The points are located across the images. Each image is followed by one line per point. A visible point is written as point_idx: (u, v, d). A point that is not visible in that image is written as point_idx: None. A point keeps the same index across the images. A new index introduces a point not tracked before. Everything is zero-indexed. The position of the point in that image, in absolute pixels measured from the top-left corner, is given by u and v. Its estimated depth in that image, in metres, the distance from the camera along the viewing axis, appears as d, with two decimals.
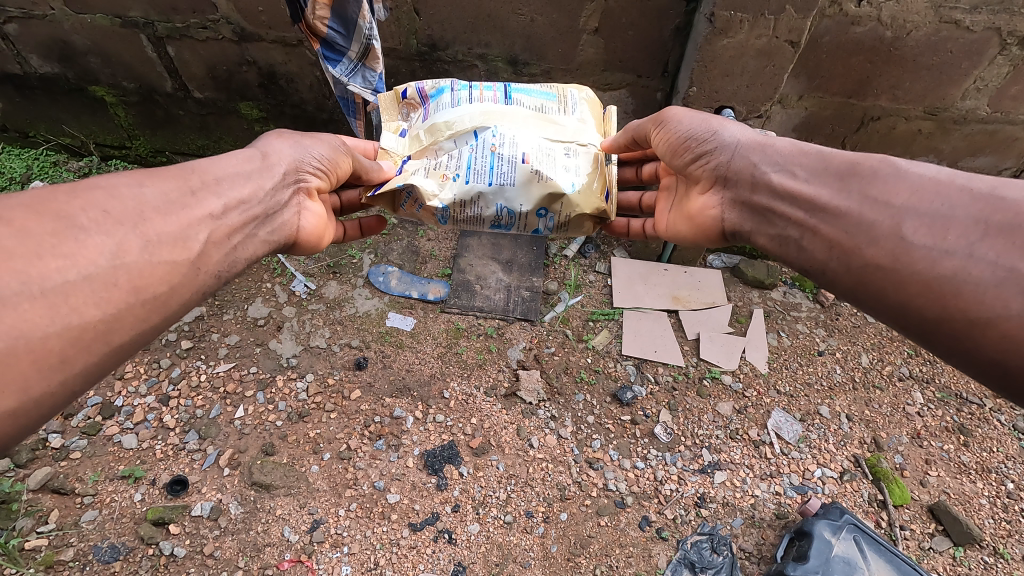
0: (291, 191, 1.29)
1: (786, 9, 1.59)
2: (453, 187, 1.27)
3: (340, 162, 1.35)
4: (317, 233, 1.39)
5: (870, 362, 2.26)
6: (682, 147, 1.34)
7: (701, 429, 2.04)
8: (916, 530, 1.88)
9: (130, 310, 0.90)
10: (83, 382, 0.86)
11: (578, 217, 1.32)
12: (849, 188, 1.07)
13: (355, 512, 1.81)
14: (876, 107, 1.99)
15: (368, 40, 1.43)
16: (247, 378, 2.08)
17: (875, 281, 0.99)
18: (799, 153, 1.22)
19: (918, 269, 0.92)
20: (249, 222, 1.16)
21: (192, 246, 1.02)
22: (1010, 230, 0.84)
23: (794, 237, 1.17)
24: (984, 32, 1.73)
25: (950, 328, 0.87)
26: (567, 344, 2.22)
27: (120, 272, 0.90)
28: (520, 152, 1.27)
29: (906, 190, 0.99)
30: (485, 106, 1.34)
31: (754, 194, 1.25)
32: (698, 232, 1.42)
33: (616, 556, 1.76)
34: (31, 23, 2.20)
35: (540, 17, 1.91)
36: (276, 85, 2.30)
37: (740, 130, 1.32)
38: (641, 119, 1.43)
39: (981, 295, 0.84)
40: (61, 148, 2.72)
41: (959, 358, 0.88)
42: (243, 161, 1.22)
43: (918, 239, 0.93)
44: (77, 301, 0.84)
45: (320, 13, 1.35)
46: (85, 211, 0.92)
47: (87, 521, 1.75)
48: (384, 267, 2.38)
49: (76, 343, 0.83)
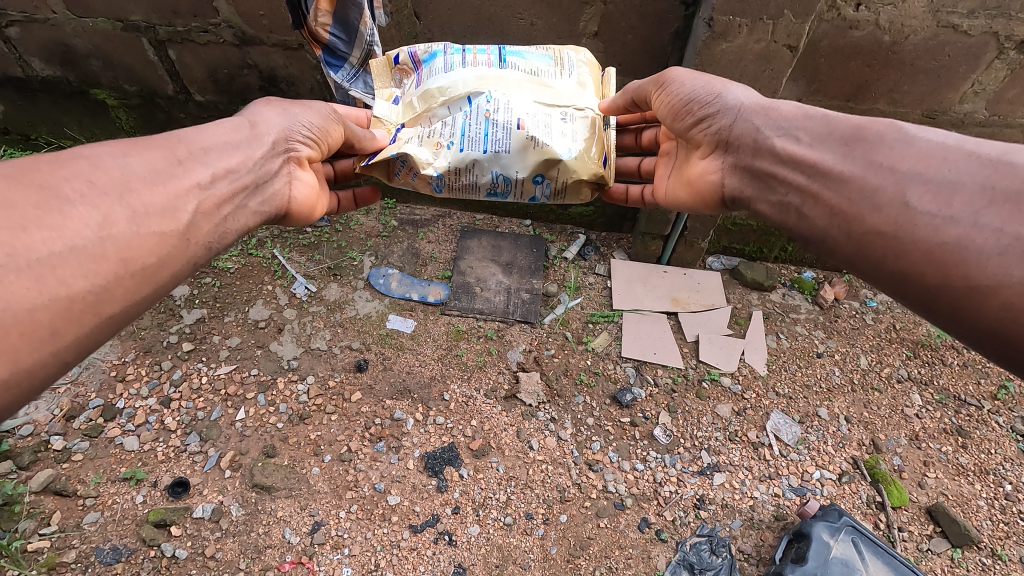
0: (282, 160, 1.30)
1: (784, 13, 1.60)
2: (448, 155, 1.29)
3: (331, 129, 1.37)
4: (309, 202, 1.41)
5: (868, 364, 2.27)
6: (685, 110, 1.36)
7: (701, 431, 2.05)
8: (914, 532, 1.88)
9: (119, 281, 0.91)
10: (75, 353, 0.86)
11: (576, 183, 1.34)
12: (853, 153, 1.08)
13: (356, 513, 1.82)
14: (875, 111, 1.99)
15: (369, 45, 1.45)
16: (248, 380, 2.08)
17: (875, 247, 1.00)
18: (803, 119, 1.22)
19: (920, 235, 0.92)
20: (239, 191, 1.17)
21: (180, 218, 1.03)
22: (1016, 197, 0.85)
23: (795, 203, 1.18)
24: (982, 36, 1.73)
25: (948, 295, 0.88)
26: (566, 347, 2.23)
27: (107, 243, 0.91)
28: (515, 118, 1.28)
29: (912, 156, 0.99)
30: (480, 70, 1.34)
31: (755, 159, 1.26)
32: (697, 198, 1.44)
33: (616, 558, 1.77)
34: (32, 27, 2.21)
35: (540, 21, 1.92)
36: (277, 89, 2.30)
37: (744, 94, 1.33)
38: (640, 80, 1.46)
39: (983, 261, 0.84)
40: (62, 151, 2.73)
41: (955, 324, 0.89)
42: (232, 130, 1.23)
43: (923, 206, 0.94)
44: (65, 273, 0.85)
45: (322, 19, 1.36)
46: (68, 181, 0.92)
47: (88, 523, 1.75)
48: (384, 270, 2.40)
49: (65, 314, 0.84)
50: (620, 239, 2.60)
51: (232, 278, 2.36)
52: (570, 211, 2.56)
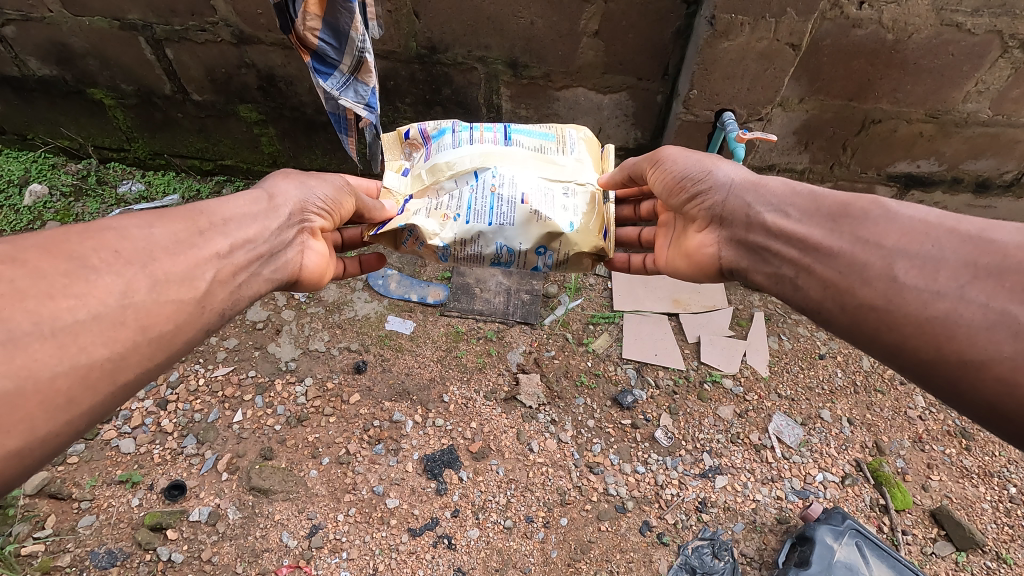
0: (295, 231, 1.28)
1: (787, 11, 1.58)
2: (453, 227, 1.26)
3: (344, 201, 1.35)
4: (320, 270, 1.37)
5: (871, 366, 2.25)
6: (678, 186, 1.35)
7: (702, 433, 2.03)
8: (918, 536, 1.87)
9: (136, 348, 0.90)
10: (88, 421, 0.85)
11: (577, 255, 1.30)
12: (840, 229, 1.08)
13: (354, 517, 1.80)
14: (878, 110, 1.98)
15: (359, 52, 1.40)
16: (246, 382, 2.06)
17: (868, 321, 0.98)
18: (791, 193, 1.22)
19: (911, 310, 0.92)
20: (254, 261, 1.15)
21: (198, 286, 1.02)
22: (999, 272, 0.85)
23: (788, 276, 1.16)
24: (986, 35, 1.72)
25: (943, 370, 0.87)
26: (567, 348, 2.21)
27: (128, 311, 0.90)
28: (520, 192, 1.27)
29: (895, 232, 1.00)
30: (485, 147, 1.34)
31: (749, 233, 1.24)
32: (696, 270, 1.38)
33: (616, 561, 1.76)
34: (30, 24, 2.19)
35: (540, 19, 1.90)
36: (276, 87, 2.29)
37: (735, 170, 1.32)
38: (636, 157, 1.44)
39: (973, 336, 0.83)
40: (60, 150, 2.71)
41: (954, 400, 0.87)
42: (249, 202, 1.22)
43: (910, 281, 0.93)
44: (86, 340, 0.84)
45: (311, 23, 1.35)
46: (96, 251, 0.93)
47: (84, 526, 1.73)
48: (383, 270, 2.38)
49: (83, 381, 0.83)
50: None
51: None
52: None
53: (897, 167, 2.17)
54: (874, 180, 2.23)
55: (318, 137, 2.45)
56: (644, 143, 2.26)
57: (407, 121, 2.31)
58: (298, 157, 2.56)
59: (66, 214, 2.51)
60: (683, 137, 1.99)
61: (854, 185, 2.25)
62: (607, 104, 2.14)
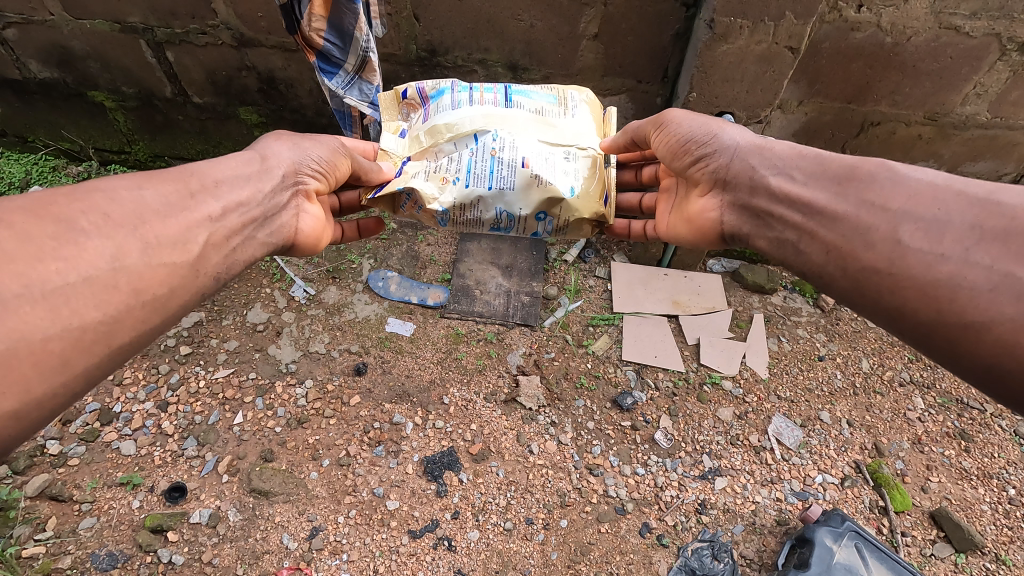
0: (290, 194, 1.29)
1: (786, 15, 1.59)
2: (453, 191, 1.27)
3: (339, 164, 1.34)
4: (316, 235, 1.38)
5: (870, 367, 2.26)
6: (682, 150, 1.33)
7: (702, 435, 2.04)
8: (917, 537, 1.87)
9: (129, 311, 0.91)
10: (84, 383, 0.86)
11: (577, 221, 1.33)
12: (845, 192, 1.08)
13: (354, 518, 1.80)
14: (877, 112, 1.98)
15: (364, 52, 1.42)
16: (246, 384, 2.07)
17: (869, 284, 0.99)
18: (797, 157, 1.21)
19: (914, 273, 0.92)
20: (248, 224, 1.16)
21: (191, 249, 1.02)
22: (1005, 236, 0.85)
23: (791, 240, 1.17)
24: (984, 38, 1.73)
25: (942, 332, 0.88)
26: (566, 350, 2.22)
27: (120, 274, 0.90)
28: (520, 156, 1.27)
29: (902, 194, 0.99)
30: (487, 108, 1.34)
31: (753, 198, 1.24)
32: (697, 235, 1.39)
33: (616, 563, 1.76)
34: (30, 28, 2.19)
35: (540, 22, 1.91)
36: (276, 90, 2.29)
37: (740, 133, 1.31)
38: (640, 119, 1.41)
39: (975, 298, 0.84)
40: (60, 153, 2.72)
41: (951, 361, 0.88)
42: (242, 164, 1.21)
43: (914, 243, 0.94)
44: (77, 303, 0.84)
45: (316, 24, 1.35)
46: (84, 214, 0.91)
47: (84, 528, 1.74)
48: (383, 272, 2.38)
49: (76, 344, 0.84)
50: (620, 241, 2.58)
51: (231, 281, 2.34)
52: None
53: None
54: None
55: None
56: None
57: None
58: None
59: None
60: None
61: None
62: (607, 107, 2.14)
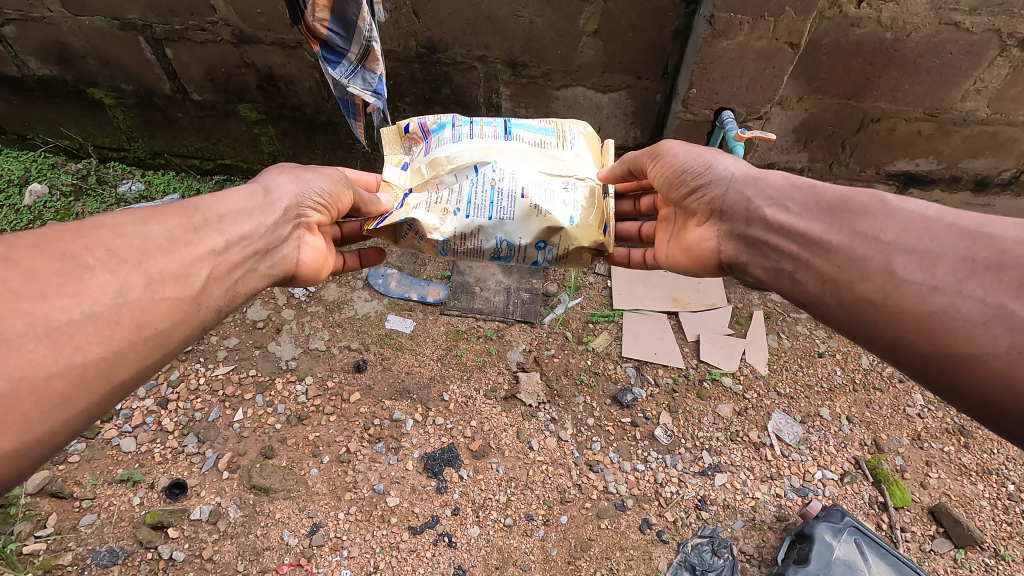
0: (291, 227, 1.27)
1: (786, 11, 1.59)
2: (453, 221, 1.27)
3: (342, 195, 1.33)
4: (316, 266, 1.37)
5: (870, 364, 2.26)
6: (678, 180, 1.33)
7: (702, 431, 2.04)
8: (916, 533, 1.87)
9: (132, 347, 0.91)
10: (85, 420, 0.87)
11: (576, 250, 1.31)
12: (839, 223, 1.08)
13: (355, 515, 1.80)
14: (877, 109, 1.98)
15: (367, 42, 1.42)
16: (246, 381, 2.07)
17: (865, 315, 0.99)
18: (791, 187, 1.22)
19: (908, 304, 0.93)
20: (249, 257, 1.15)
21: (194, 283, 1.02)
22: (997, 268, 0.86)
23: (786, 270, 1.17)
24: (984, 34, 1.73)
25: (938, 364, 0.88)
26: (566, 347, 2.22)
27: (122, 311, 0.91)
28: (519, 187, 1.27)
29: (895, 227, 1.00)
30: (485, 142, 1.34)
31: (749, 227, 1.24)
32: (695, 265, 1.39)
33: (616, 559, 1.76)
34: (29, 25, 2.19)
35: (539, 19, 1.91)
36: (275, 87, 2.29)
37: (735, 164, 1.32)
38: (635, 150, 1.43)
39: (970, 330, 0.84)
40: (59, 150, 2.72)
41: (948, 393, 0.88)
42: (245, 197, 1.20)
43: (908, 275, 0.94)
44: (80, 340, 0.86)
45: (320, 15, 1.35)
46: (90, 251, 0.93)
47: (85, 525, 1.74)
48: (383, 269, 2.38)
49: (78, 380, 0.85)
50: None
51: None
52: None
53: (897, 166, 2.18)
54: (873, 179, 2.24)
55: (318, 136, 2.46)
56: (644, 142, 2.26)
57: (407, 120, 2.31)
58: (298, 157, 2.56)
59: (66, 213, 2.50)
60: (683, 136, 1.99)
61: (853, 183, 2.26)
62: (606, 103, 2.14)
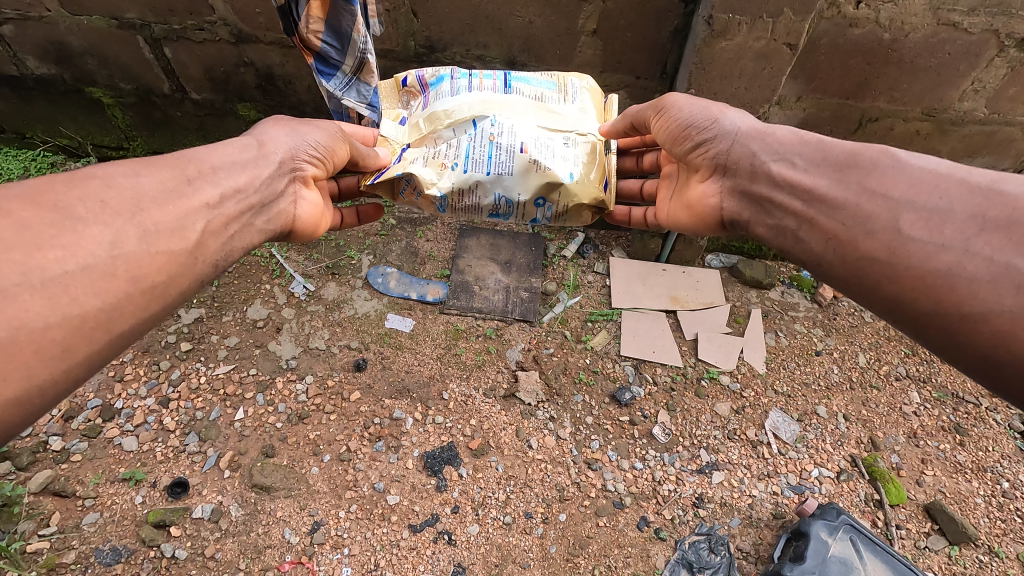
0: (287, 180, 1.29)
1: (785, 11, 1.59)
2: (452, 176, 1.29)
3: (338, 148, 1.33)
4: (314, 220, 1.40)
5: (867, 362, 2.27)
6: (682, 135, 1.34)
7: (699, 429, 2.06)
8: (912, 530, 1.89)
9: (129, 298, 0.92)
10: (85, 369, 0.87)
11: (576, 207, 1.35)
12: (846, 179, 1.08)
13: (356, 513, 1.82)
14: (875, 108, 1.99)
15: (363, 54, 1.36)
16: (247, 380, 2.08)
17: (868, 273, 1.00)
18: (798, 143, 1.22)
19: (912, 262, 0.93)
20: (246, 210, 1.16)
21: (189, 236, 1.03)
22: (1006, 225, 0.86)
23: (790, 227, 1.18)
24: (982, 34, 1.73)
25: (939, 322, 0.89)
26: (565, 345, 2.23)
27: (118, 261, 0.91)
28: (520, 141, 1.29)
29: (903, 183, 1.00)
30: (485, 95, 1.37)
31: (753, 183, 1.25)
32: (697, 221, 1.42)
33: (614, 556, 1.78)
34: (27, 24, 2.19)
35: (538, 18, 1.91)
36: (274, 86, 2.29)
37: (741, 119, 1.32)
38: (639, 104, 1.43)
39: (974, 288, 0.85)
40: (58, 149, 2.72)
41: (948, 352, 0.89)
42: (239, 149, 1.21)
43: (914, 232, 0.94)
44: (76, 292, 0.85)
45: (313, 26, 1.30)
46: (82, 202, 0.92)
47: (88, 523, 1.75)
48: (382, 269, 2.39)
49: (77, 330, 0.85)
50: (619, 236, 2.59)
51: (230, 277, 2.35)
52: None
53: None
54: None
55: None
56: None
57: None
58: None
59: None
60: None
61: None
62: None
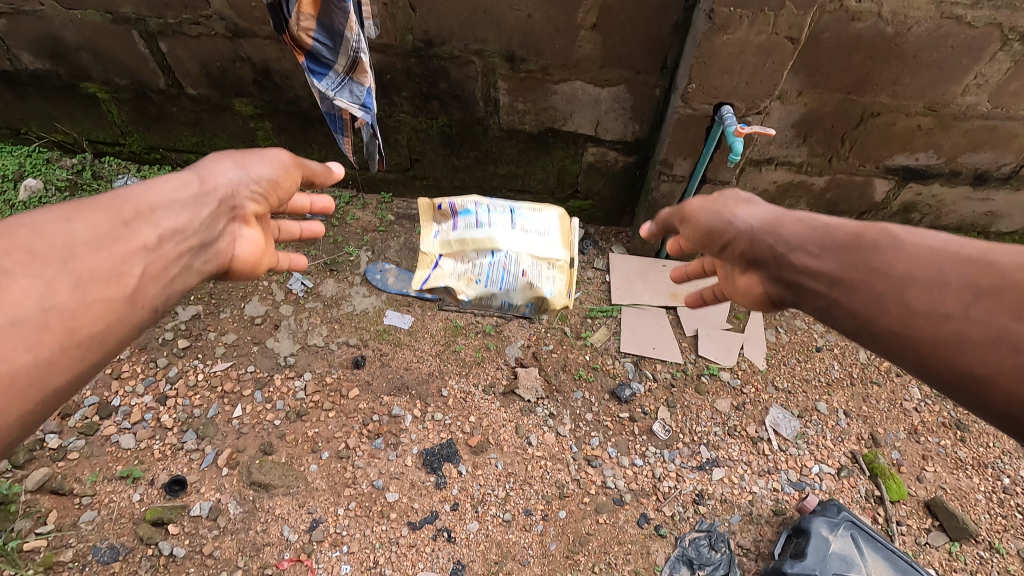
0: (224, 222, 1.21)
1: (786, 5, 1.58)
2: None
3: (281, 180, 1.34)
4: (252, 261, 1.32)
5: (867, 358, 2.26)
6: (708, 239, 1.32)
7: (699, 426, 2.05)
8: (912, 526, 1.88)
9: (64, 352, 0.85)
10: (16, 432, 0.81)
11: None
12: (849, 260, 0.96)
13: (354, 511, 1.81)
14: (877, 103, 1.97)
15: (354, 53, 1.39)
16: (245, 377, 2.07)
17: (893, 358, 0.88)
18: (806, 229, 1.08)
19: (920, 340, 0.83)
20: (185, 252, 1.08)
21: (128, 281, 0.96)
22: (1010, 291, 0.77)
23: (816, 315, 1.04)
24: (986, 28, 1.71)
25: (961, 391, 0.79)
26: (564, 342, 2.22)
27: (50, 315, 0.84)
28: None
29: (901, 261, 0.90)
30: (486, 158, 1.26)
31: (779, 269, 1.11)
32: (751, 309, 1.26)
33: (614, 553, 1.77)
34: (21, 19, 2.17)
35: (537, 13, 1.89)
36: (271, 82, 2.27)
37: (756, 216, 1.22)
38: (675, 209, 1.46)
39: (980, 353, 0.76)
40: (53, 145, 2.70)
41: (987, 415, 0.78)
42: (179, 186, 1.13)
43: (918, 305, 0.84)
44: (4, 348, 0.79)
45: (304, 23, 1.34)
46: (7, 254, 0.85)
47: (85, 521, 1.74)
48: (380, 265, 2.38)
49: (5, 392, 0.78)
50: (618, 233, 2.59)
51: None
52: (568, 204, 2.55)
53: (896, 160, 2.16)
54: (872, 173, 2.22)
55: (314, 131, 2.44)
56: (643, 137, 2.24)
57: (404, 114, 2.30)
58: (295, 151, 2.54)
59: None
60: (681, 132, 1.96)
61: (851, 178, 2.24)
62: (605, 98, 2.12)
